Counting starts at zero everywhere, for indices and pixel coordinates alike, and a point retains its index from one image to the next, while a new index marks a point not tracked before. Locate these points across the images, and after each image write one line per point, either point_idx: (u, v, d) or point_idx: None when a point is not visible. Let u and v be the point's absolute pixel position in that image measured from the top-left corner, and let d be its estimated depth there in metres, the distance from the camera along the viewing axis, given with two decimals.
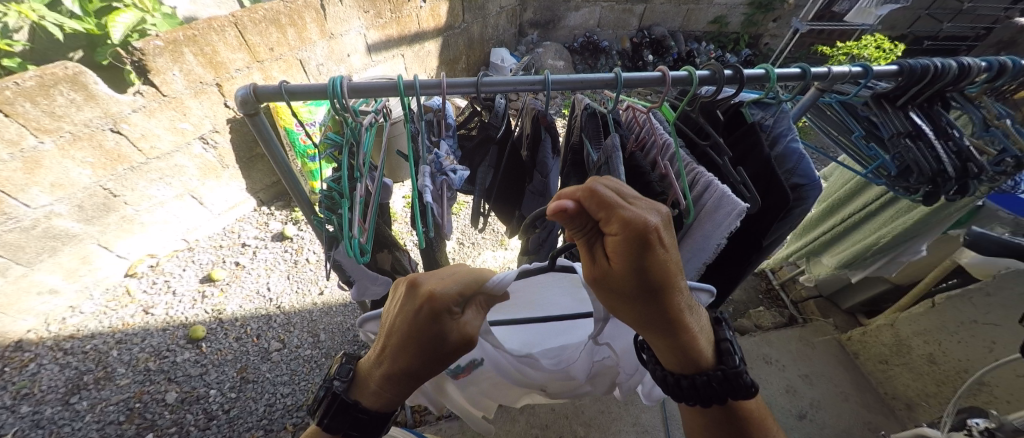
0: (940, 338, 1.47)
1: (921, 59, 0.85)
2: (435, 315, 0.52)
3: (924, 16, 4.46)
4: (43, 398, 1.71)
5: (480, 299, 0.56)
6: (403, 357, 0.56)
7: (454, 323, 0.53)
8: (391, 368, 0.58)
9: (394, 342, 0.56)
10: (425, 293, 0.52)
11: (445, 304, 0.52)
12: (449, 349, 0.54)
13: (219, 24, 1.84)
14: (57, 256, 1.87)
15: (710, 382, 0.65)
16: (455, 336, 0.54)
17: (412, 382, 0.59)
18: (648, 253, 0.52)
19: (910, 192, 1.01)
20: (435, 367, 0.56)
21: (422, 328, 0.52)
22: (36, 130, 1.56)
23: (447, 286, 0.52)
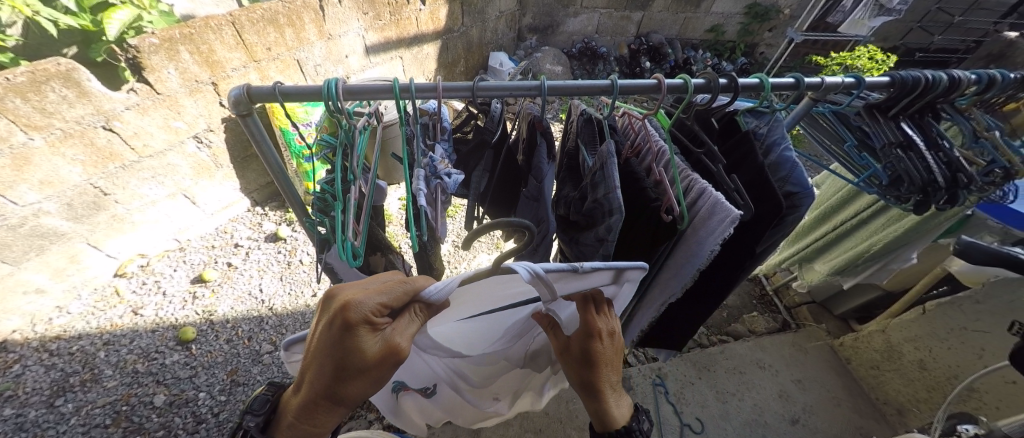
0: (930, 345, 1.48)
1: (912, 71, 0.86)
2: (350, 328, 0.52)
3: (916, 29, 4.54)
4: (26, 400, 1.67)
5: (415, 307, 0.57)
6: (320, 377, 0.56)
7: (373, 339, 0.53)
8: (311, 389, 0.57)
9: (311, 363, 0.56)
10: (341, 304, 0.52)
11: (361, 315, 0.52)
12: (369, 366, 0.54)
13: (217, 23, 1.83)
14: (44, 255, 1.83)
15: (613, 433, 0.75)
16: (371, 346, 0.53)
17: (332, 406, 0.59)
18: (593, 342, 0.68)
19: (900, 201, 1.02)
20: (353, 388, 0.56)
21: (336, 341, 0.52)
22: (26, 126, 1.53)
23: (364, 297, 0.53)
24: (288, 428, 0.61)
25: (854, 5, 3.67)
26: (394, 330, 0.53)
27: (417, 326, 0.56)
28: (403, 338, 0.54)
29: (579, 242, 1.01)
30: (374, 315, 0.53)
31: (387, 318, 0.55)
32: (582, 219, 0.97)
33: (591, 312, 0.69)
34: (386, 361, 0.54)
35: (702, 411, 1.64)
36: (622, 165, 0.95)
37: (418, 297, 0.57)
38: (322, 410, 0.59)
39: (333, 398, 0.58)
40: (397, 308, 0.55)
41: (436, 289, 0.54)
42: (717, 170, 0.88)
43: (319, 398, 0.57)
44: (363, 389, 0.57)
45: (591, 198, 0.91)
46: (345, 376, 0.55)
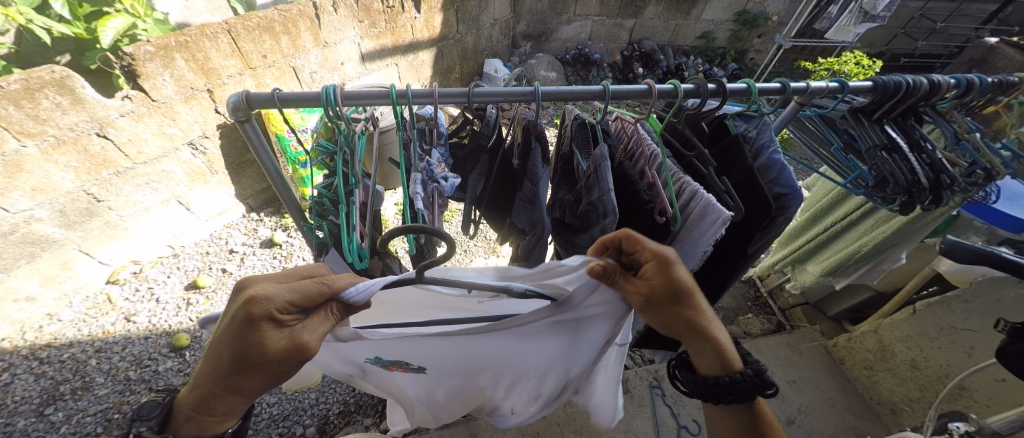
0: (921, 344, 1.51)
1: (892, 76, 0.90)
2: (254, 322, 0.51)
3: (900, 35, 4.66)
4: (15, 409, 1.64)
5: (331, 306, 0.55)
6: (223, 367, 0.54)
7: (278, 334, 0.52)
8: (213, 379, 0.56)
9: (214, 353, 0.54)
10: (248, 297, 0.51)
11: (268, 309, 0.51)
12: (273, 362, 0.53)
13: (212, 31, 1.84)
14: (36, 262, 1.81)
15: (744, 378, 0.70)
16: (274, 342, 0.51)
17: (234, 398, 0.57)
18: (671, 268, 0.66)
19: (887, 202, 1.04)
20: (254, 381, 0.55)
21: (239, 333, 0.51)
22: (18, 133, 1.52)
23: (272, 293, 0.52)
24: (185, 421, 0.58)
25: (840, 12, 3.77)
26: (302, 327, 0.52)
27: (329, 327, 0.54)
28: (311, 337, 0.52)
29: (575, 245, 1.02)
30: (279, 312, 0.52)
31: (296, 315, 0.54)
32: (577, 221, 0.98)
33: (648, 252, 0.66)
34: (290, 358, 0.53)
35: (698, 413, 1.65)
36: (616, 169, 0.97)
37: (335, 296, 0.55)
38: (221, 400, 0.58)
39: (232, 388, 0.56)
40: (308, 307, 0.54)
41: (358, 290, 0.54)
42: (708, 172, 0.90)
43: (218, 388, 0.56)
44: (267, 382, 0.56)
45: (586, 201, 0.92)
46: (245, 368, 0.54)
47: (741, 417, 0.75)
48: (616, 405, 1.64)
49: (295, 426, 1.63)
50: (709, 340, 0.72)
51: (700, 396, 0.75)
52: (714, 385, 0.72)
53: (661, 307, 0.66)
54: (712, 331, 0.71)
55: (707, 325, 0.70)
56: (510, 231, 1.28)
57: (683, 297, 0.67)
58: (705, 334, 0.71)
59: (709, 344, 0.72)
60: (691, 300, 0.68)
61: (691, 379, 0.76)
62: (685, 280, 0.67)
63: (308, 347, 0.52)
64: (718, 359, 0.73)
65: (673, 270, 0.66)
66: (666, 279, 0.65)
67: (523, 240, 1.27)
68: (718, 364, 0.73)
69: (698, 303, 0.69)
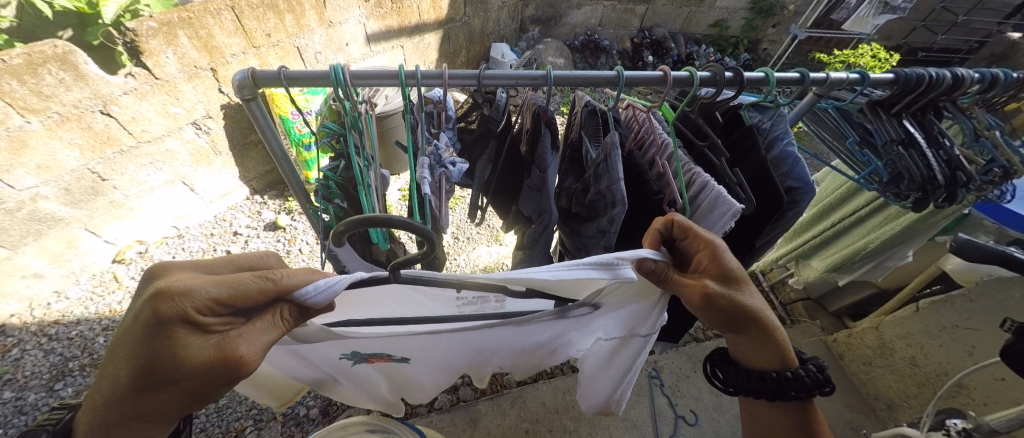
0: (921, 342, 1.51)
1: (916, 68, 0.87)
2: (168, 324, 0.48)
3: (919, 28, 4.54)
4: (26, 383, 1.69)
5: (277, 310, 0.54)
6: (130, 379, 0.50)
7: (203, 341, 0.50)
8: (116, 391, 0.51)
9: (126, 364, 0.51)
10: (161, 293, 0.48)
11: (186, 312, 0.48)
12: (193, 374, 0.50)
13: (215, 7, 1.80)
14: (43, 240, 1.83)
15: (807, 375, 0.71)
16: (199, 352, 0.49)
17: (151, 416, 0.54)
18: (723, 257, 0.69)
19: (899, 198, 1.02)
20: (178, 395, 0.52)
21: (154, 338, 0.48)
22: (22, 109, 1.52)
23: (191, 290, 0.48)
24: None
25: (858, 2, 3.66)
26: (237, 336, 0.51)
27: (273, 335, 0.53)
28: (248, 347, 0.51)
29: (581, 234, 1.03)
30: (201, 314, 0.49)
31: (225, 319, 0.51)
32: (583, 210, 0.97)
33: (699, 241, 0.69)
34: (216, 372, 0.50)
35: (696, 403, 1.66)
36: (625, 157, 0.96)
37: (284, 297, 0.54)
38: (131, 422, 0.53)
39: (144, 405, 0.52)
40: (236, 306, 0.52)
41: (310, 291, 0.52)
42: (720, 163, 0.88)
43: (127, 406, 0.52)
44: (186, 396, 0.53)
45: (594, 191, 0.91)
46: (160, 382, 0.50)
47: (793, 416, 0.75)
48: None
49: (298, 406, 1.66)
50: (766, 332, 0.72)
51: (758, 396, 0.74)
52: (785, 380, 0.71)
53: (722, 302, 0.67)
54: (768, 321, 0.72)
55: (763, 312, 0.72)
56: (515, 219, 1.27)
57: (738, 288, 0.69)
58: (763, 324, 0.72)
59: (767, 336, 0.72)
60: (746, 290, 0.70)
61: (742, 375, 0.75)
62: (738, 269, 0.70)
63: (242, 357, 0.50)
64: (775, 353, 0.73)
65: (723, 259, 0.68)
66: (720, 268, 0.68)
67: (529, 229, 1.26)
68: (776, 359, 0.74)
69: (752, 295, 0.71)
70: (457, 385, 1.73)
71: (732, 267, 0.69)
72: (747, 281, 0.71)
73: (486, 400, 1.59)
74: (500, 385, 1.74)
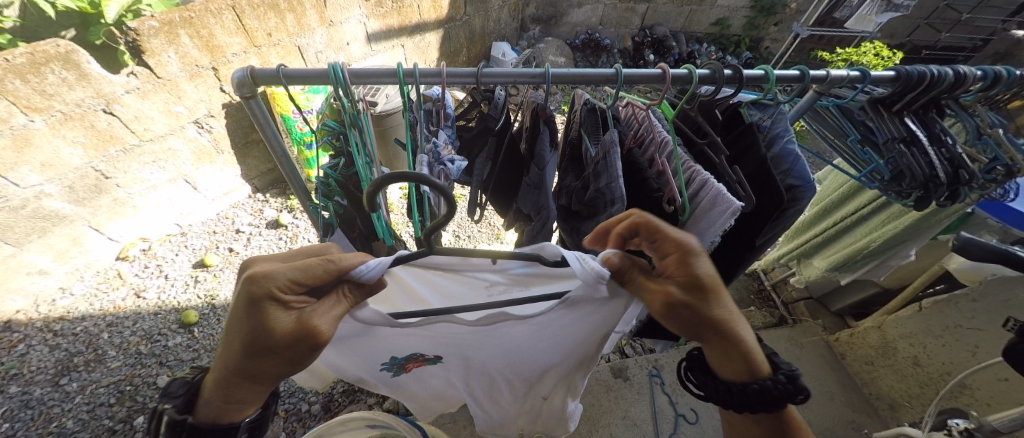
0: (925, 342, 1.50)
1: (917, 66, 0.86)
2: (260, 300, 0.52)
3: (923, 25, 4.51)
4: (31, 378, 1.70)
5: (342, 289, 0.57)
6: (235, 352, 0.55)
7: (287, 315, 0.53)
8: (226, 364, 0.56)
9: (228, 338, 0.55)
10: (250, 275, 0.52)
11: (271, 290, 0.52)
12: (281, 345, 0.53)
13: (216, 7, 1.81)
14: (47, 237, 1.84)
15: (776, 386, 0.66)
16: (284, 323, 0.53)
17: (252, 384, 0.58)
18: (691, 257, 0.66)
19: (901, 197, 1.02)
20: (272, 367, 0.56)
21: (249, 313, 0.53)
22: (26, 108, 1.52)
23: (273, 271, 0.52)
24: (201, 408, 0.59)
25: (861, 0, 3.64)
26: (311, 310, 0.53)
27: (342, 310, 0.55)
28: (321, 320, 0.53)
29: (581, 232, 1.02)
30: (284, 291, 0.53)
31: (302, 297, 0.55)
32: (583, 209, 0.97)
33: (667, 239, 0.67)
34: (299, 342, 0.53)
35: (697, 402, 1.66)
36: (625, 155, 0.96)
37: (345, 277, 0.57)
38: (241, 390, 0.59)
39: (248, 375, 0.57)
40: (312, 286, 0.55)
41: (371, 267, 0.54)
42: (719, 161, 0.88)
43: (233, 375, 0.57)
44: (280, 368, 0.57)
45: (593, 188, 0.91)
46: (258, 354, 0.54)
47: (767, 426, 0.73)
48: (616, 392, 1.66)
49: (300, 403, 1.66)
50: (737, 343, 0.68)
51: (725, 406, 0.71)
52: (754, 392, 0.67)
53: (686, 307, 0.64)
54: (738, 332, 0.68)
55: (734, 321, 0.68)
56: (515, 217, 1.27)
57: (708, 293, 0.65)
58: (734, 333, 0.68)
59: (736, 348, 0.68)
60: (715, 295, 0.66)
61: (711, 384, 0.72)
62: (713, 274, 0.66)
63: (318, 329, 0.53)
64: (744, 364, 0.69)
65: (692, 259, 0.65)
66: (687, 268, 0.65)
67: (529, 226, 1.26)
68: (743, 369, 0.69)
69: (724, 303, 0.67)
70: None
71: (706, 272, 0.65)
72: (719, 285, 0.67)
73: None
74: None
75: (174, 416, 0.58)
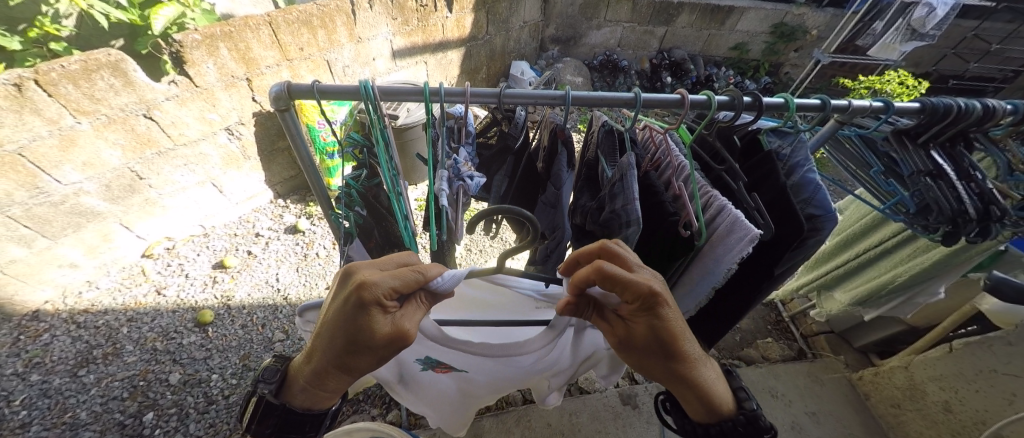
0: (956, 386, 1.42)
1: (943, 98, 0.85)
2: (366, 306, 0.55)
3: (950, 55, 4.44)
4: (52, 368, 1.75)
5: (421, 295, 0.61)
6: (333, 348, 0.59)
7: (384, 320, 0.56)
8: (324, 356, 0.61)
9: (327, 336, 0.59)
10: (358, 283, 0.56)
11: (375, 297, 0.56)
12: (377, 346, 0.57)
13: (255, 23, 1.92)
14: (81, 232, 1.93)
15: (734, 425, 0.68)
16: (382, 326, 0.56)
17: (343, 376, 0.63)
18: (655, 312, 0.60)
19: (928, 231, 0.99)
20: (365, 365, 0.60)
21: (350, 316, 0.56)
22: (75, 111, 1.63)
23: (378, 279, 0.56)
24: (299, 391, 0.66)
25: (885, 29, 3.60)
26: (403, 315, 0.58)
27: (424, 314, 0.61)
28: (411, 324, 0.58)
29: None
30: (385, 298, 0.57)
31: (397, 302, 0.58)
32: (599, 229, 0.97)
33: (629, 292, 0.59)
34: (392, 344, 0.57)
35: None
36: (641, 178, 0.97)
37: (426, 286, 0.61)
38: (331, 379, 0.64)
39: (344, 369, 0.62)
40: (406, 293, 0.59)
41: (447, 278, 0.61)
42: (737, 187, 0.87)
43: (330, 367, 0.62)
44: (370, 365, 0.61)
45: (608, 209, 0.91)
46: (355, 352, 0.58)
47: None
48: (624, 419, 1.61)
49: None
50: (695, 386, 0.67)
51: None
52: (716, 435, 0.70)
53: (640, 353, 0.64)
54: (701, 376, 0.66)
55: (699, 373, 0.66)
56: (529, 234, 1.27)
57: (669, 345, 0.62)
58: (694, 383, 0.67)
59: (697, 394, 0.68)
60: (680, 347, 0.63)
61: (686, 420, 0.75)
62: (676, 327, 0.61)
63: (408, 331, 0.57)
64: (704, 409, 0.69)
65: (657, 315, 0.60)
66: (647, 324, 0.61)
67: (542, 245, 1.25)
68: (704, 412, 0.70)
69: (688, 352, 0.64)
70: None
71: (668, 326, 0.60)
72: (687, 339, 0.63)
73: (491, 416, 1.57)
74: (506, 402, 1.72)
75: (271, 399, 0.66)
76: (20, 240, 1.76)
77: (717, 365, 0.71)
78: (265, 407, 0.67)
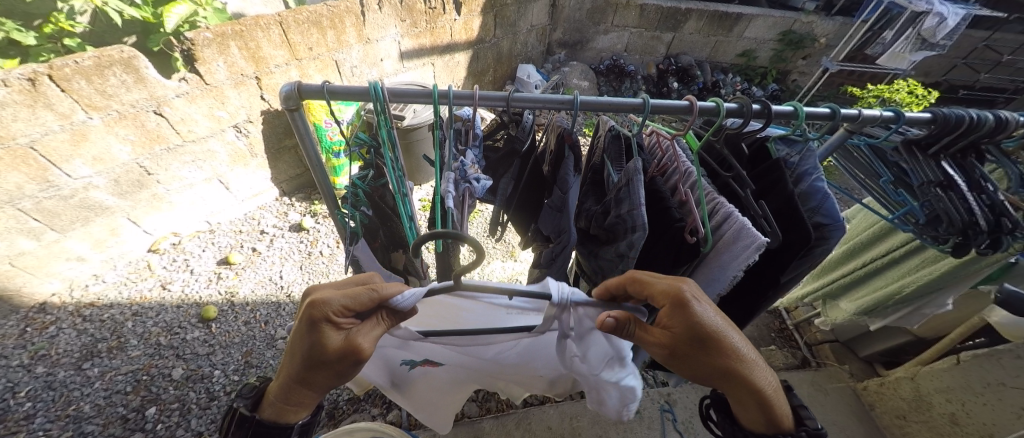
0: (963, 398, 1.39)
1: (955, 108, 0.84)
2: (316, 322, 0.57)
3: (960, 66, 4.41)
4: (57, 360, 1.77)
5: (380, 313, 0.61)
6: (294, 364, 0.61)
7: (336, 336, 0.58)
8: (287, 371, 0.62)
9: (289, 352, 0.61)
10: (309, 300, 0.57)
11: (324, 313, 0.57)
12: (331, 361, 0.58)
13: (265, 22, 1.94)
14: (89, 226, 1.95)
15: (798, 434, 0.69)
16: (333, 342, 0.57)
17: (307, 390, 0.64)
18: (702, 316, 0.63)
19: (937, 242, 0.98)
20: (323, 379, 0.61)
21: (303, 333, 0.57)
22: (87, 106, 1.65)
23: (328, 298, 0.57)
24: (267, 406, 0.66)
25: (895, 38, 3.57)
26: (357, 331, 0.58)
27: (380, 331, 0.61)
28: (364, 340, 0.58)
29: (600, 256, 1.02)
30: (337, 315, 0.58)
31: (350, 319, 0.59)
32: (603, 233, 0.97)
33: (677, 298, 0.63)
34: (345, 358, 0.58)
35: None
36: (647, 183, 0.96)
37: (383, 304, 0.62)
38: (299, 393, 0.65)
39: (307, 384, 0.63)
40: (360, 311, 0.59)
41: (405, 297, 0.59)
42: (744, 195, 0.86)
43: (294, 382, 0.63)
44: (330, 379, 0.62)
45: (614, 214, 0.91)
46: (314, 367, 0.60)
47: None
48: (625, 425, 1.60)
49: None
50: (753, 393, 0.67)
51: None
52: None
53: (696, 359, 0.65)
54: (756, 379, 0.66)
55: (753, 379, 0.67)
56: (533, 237, 1.26)
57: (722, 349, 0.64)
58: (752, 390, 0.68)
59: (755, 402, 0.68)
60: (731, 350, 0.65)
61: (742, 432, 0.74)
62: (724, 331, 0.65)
63: (361, 347, 0.58)
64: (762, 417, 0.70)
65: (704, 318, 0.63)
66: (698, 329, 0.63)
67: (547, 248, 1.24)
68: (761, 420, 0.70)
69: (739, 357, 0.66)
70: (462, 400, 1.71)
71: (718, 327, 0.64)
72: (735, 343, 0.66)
73: (491, 419, 1.56)
74: (506, 404, 1.72)
75: (246, 412, 0.66)
76: (28, 233, 1.78)
77: (774, 374, 0.71)
78: (239, 419, 0.66)
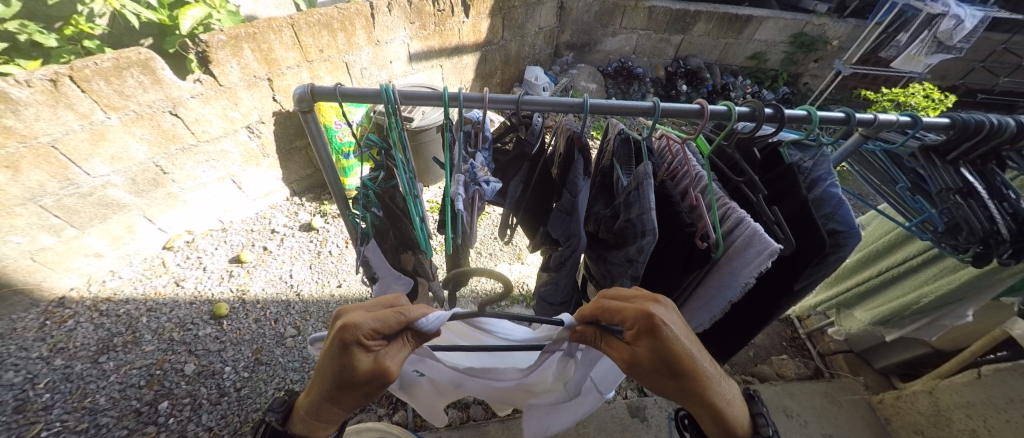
0: (985, 414, 1.35)
1: (974, 114, 0.82)
2: (347, 345, 0.57)
3: (978, 69, 4.31)
4: (75, 353, 1.81)
5: (407, 334, 0.62)
6: (324, 385, 0.61)
7: (366, 358, 0.58)
8: (316, 390, 0.62)
9: (318, 373, 0.61)
10: (341, 322, 0.57)
11: (356, 336, 0.57)
12: (362, 382, 0.58)
13: (277, 24, 1.97)
14: (106, 223, 1.99)
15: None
16: (365, 364, 0.57)
17: (335, 409, 0.64)
18: (656, 338, 0.60)
19: (957, 252, 0.96)
20: (353, 400, 0.61)
21: (335, 355, 0.57)
22: (105, 106, 1.69)
23: (360, 321, 0.58)
24: (298, 422, 0.66)
25: (909, 40, 3.48)
26: (387, 352, 0.59)
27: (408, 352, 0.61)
28: (394, 362, 0.58)
29: (608, 261, 1.02)
30: (367, 337, 0.58)
31: (380, 340, 0.59)
32: (612, 237, 0.97)
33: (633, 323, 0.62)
34: (374, 380, 0.58)
35: None
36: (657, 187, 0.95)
37: (410, 325, 0.62)
38: (327, 412, 0.65)
39: (336, 404, 0.63)
40: (389, 332, 0.60)
41: (433, 319, 0.62)
42: (757, 200, 0.85)
43: (324, 400, 0.63)
44: (358, 400, 0.62)
45: (623, 218, 0.91)
46: (343, 389, 0.60)
47: None
48: (632, 431, 1.59)
49: None
50: (709, 407, 0.64)
51: None
52: None
53: (652, 378, 0.63)
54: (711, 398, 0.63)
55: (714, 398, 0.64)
56: (542, 240, 1.25)
57: (680, 372, 0.61)
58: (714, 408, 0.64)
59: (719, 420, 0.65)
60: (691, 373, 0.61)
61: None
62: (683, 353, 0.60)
63: (390, 369, 0.58)
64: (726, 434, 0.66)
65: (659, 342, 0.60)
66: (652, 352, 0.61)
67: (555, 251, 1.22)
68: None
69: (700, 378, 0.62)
70: (469, 402, 1.71)
71: (673, 350, 0.60)
72: (698, 364, 0.61)
73: (498, 422, 1.56)
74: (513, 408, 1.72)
75: (277, 426, 0.65)
76: (49, 229, 1.83)
77: (736, 388, 0.67)
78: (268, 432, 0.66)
